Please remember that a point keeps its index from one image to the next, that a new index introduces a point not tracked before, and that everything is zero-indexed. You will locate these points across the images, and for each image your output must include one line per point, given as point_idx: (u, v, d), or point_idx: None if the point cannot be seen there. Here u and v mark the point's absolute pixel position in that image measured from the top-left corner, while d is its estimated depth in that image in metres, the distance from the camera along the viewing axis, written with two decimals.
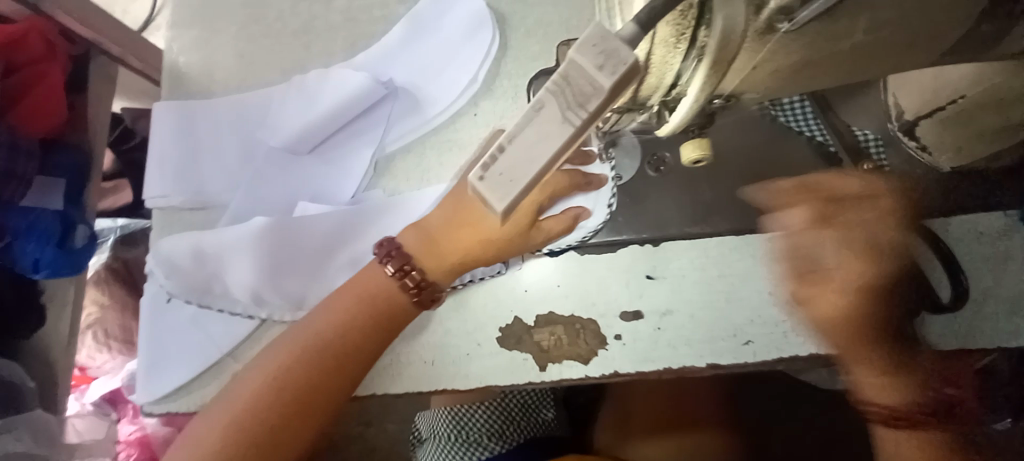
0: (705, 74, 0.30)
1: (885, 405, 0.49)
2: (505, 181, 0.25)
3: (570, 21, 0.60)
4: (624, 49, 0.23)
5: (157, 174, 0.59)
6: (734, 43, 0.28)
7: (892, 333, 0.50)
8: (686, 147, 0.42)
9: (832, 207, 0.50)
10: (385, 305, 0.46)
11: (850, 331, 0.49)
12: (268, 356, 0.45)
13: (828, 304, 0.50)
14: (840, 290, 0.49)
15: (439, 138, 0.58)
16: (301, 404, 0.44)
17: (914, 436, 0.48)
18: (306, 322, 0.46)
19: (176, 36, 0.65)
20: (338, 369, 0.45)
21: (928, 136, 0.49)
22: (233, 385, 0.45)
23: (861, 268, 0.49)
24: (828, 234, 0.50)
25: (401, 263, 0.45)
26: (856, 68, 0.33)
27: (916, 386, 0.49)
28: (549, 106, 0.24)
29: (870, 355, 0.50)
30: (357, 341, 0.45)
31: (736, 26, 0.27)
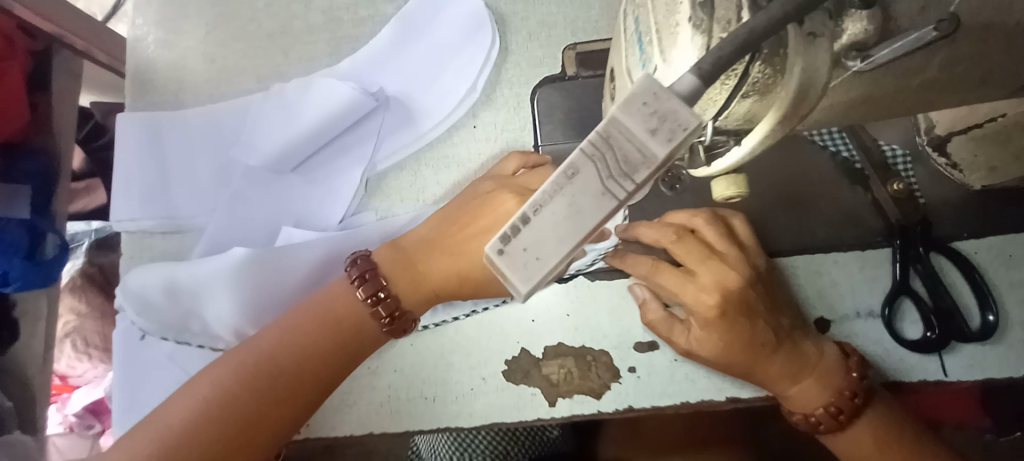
0: (775, 113, 0.27)
1: (811, 412, 0.43)
2: (528, 259, 0.22)
3: (579, 22, 0.55)
4: (684, 111, 0.20)
5: (125, 195, 0.54)
6: (813, 95, 0.26)
7: (782, 343, 0.43)
8: (720, 182, 0.38)
9: (697, 223, 0.45)
10: (351, 327, 0.42)
11: (736, 341, 0.41)
12: (207, 379, 0.40)
13: (700, 306, 0.41)
14: (707, 288, 0.41)
15: (436, 153, 0.53)
16: (243, 436, 0.39)
17: (857, 431, 0.43)
18: (255, 342, 0.42)
19: (142, 35, 0.59)
20: (291, 397, 0.40)
21: (960, 152, 0.47)
22: (160, 411, 0.40)
23: (722, 270, 0.42)
24: (679, 248, 0.43)
25: (373, 290, 0.41)
26: (910, 96, 0.30)
27: (830, 394, 0.43)
28: (586, 172, 0.21)
29: (766, 368, 0.43)
30: (315, 367, 0.41)
31: (817, 72, 0.25)
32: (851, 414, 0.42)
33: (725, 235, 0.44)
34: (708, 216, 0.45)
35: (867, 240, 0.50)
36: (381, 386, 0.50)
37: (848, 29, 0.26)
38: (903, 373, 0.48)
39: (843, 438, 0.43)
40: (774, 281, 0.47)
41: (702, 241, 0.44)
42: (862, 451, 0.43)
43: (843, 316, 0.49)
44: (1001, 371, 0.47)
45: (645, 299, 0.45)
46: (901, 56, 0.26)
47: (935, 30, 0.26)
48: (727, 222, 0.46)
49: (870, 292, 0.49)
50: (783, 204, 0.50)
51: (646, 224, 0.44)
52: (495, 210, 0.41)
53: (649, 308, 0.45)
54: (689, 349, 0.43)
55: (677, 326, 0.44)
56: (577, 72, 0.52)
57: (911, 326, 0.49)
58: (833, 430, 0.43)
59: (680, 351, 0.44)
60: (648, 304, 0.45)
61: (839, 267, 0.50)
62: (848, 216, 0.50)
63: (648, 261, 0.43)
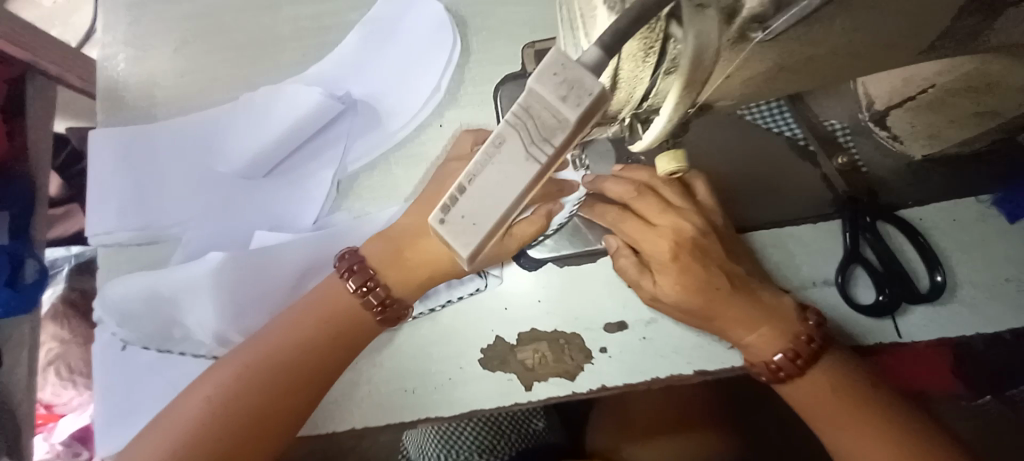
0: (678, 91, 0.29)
1: (771, 360, 0.44)
2: (467, 225, 0.23)
3: (537, 22, 0.58)
4: (588, 78, 0.22)
5: (99, 210, 0.55)
6: (708, 62, 0.27)
7: (739, 287, 0.45)
8: (663, 158, 0.41)
9: (656, 183, 0.49)
10: (346, 319, 0.44)
11: (696, 282, 0.44)
12: (216, 376, 0.42)
13: (658, 252, 0.46)
14: (663, 234, 0.46)
15: (404, 152, 0.55)
16: (252, 429, 0.41)
17: (812, 375, 0.44)
18: (259, 339, 0.43)
19: (112, 55, 0.61)
20: (293, 389, 0.42)
21: (899, 124, 0.50)
22: (173, 410, 0.42)
23: (677, 219, 0.47)
24: (638, 204, 0.47)
25: (363, 280, 0.43)
26: (825, 66, 0.32)
27: (789, 339, 0.44)
28: (511, 140, 0.23)
29: (725, 313, 0.45)
30: (318, 358, 0.43)
31: (710, 42, 0.26)
32: (808, 359, 0.44)
33: (682, 192, 0.49)
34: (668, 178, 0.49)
35: (819, 212, 0.52)
36: (363, 381, 0.51)
37: (746, 3, 0.26)
38: (861, 335, 0.50)
39: (799, 389, 0.45)
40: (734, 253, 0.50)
41: (660, 196, 0.48)
42: (821, 398, 0.44)
43: (802, 285, 0.51)
44: (951, 328, 0.50)
45: (618, 247, 0.47)
46: (797, 24, 0.27)
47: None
48: (687, 182, 0.50)
49: (825, 261, 0.52)
50: (738, 182, 0.52)
51: (611, 180, 0.48)
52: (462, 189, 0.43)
53: (621, 256, 0.47)
54: (654, 294, 0.46)
55: (645, 273, 0.46)
56: (536, 68, 0.53)
57: (864, 290, 0.51)
58: (793, 376, 0.44)
59: (647, 297, 0.47)
60: (619, 253, 0.47)
61: (794, 241, 0.52)
62: (800, 190, 0.52)
63: (614, 210, 0.48)
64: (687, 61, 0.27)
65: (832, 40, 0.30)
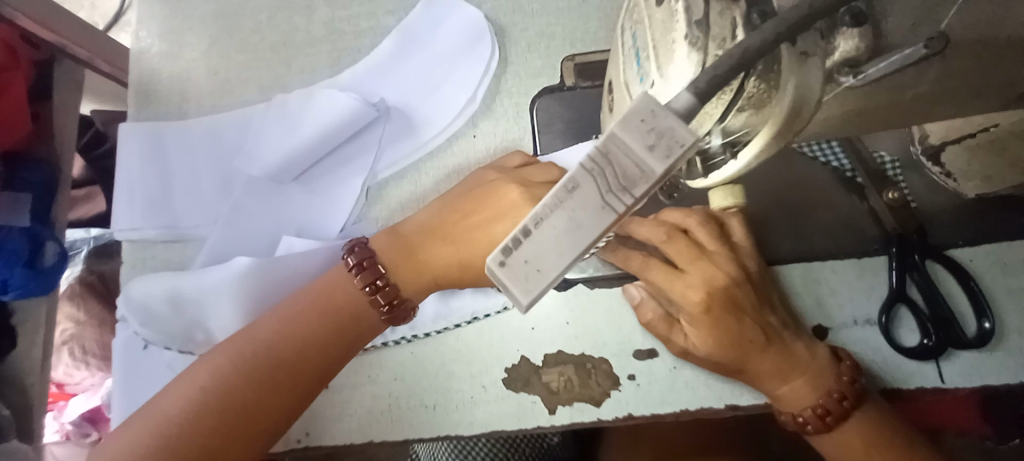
0: (770, 130, 0.28)
1: (800, 412, 0.43)
2: (531, 271, 0.22)
3: (578, 34, 0.56)
4: (680, 128, 0.21)
5: (126, 204, 0.54)
6: (807, 112, 0.27)
7: (771, 341, 0.43)
8: (718, 195, 0.45)
9: (689, 224, 0.45)
10: (349, 318, 0.42)
11: (729, 336, 0.41)
12: (204, 369, 0.40)
13: (686, 302, 0.42)
14: (694, 285, 0.41)
15: (435, 162, 0.54)
16: (241, 427, 0.39)
17: (845, 430, 0.42)
18: (252, 331, 0.42)
19: (146, 45, 0.60)
20: (290, 387, 0.41)
21: (954, 162, 0.47)
22: (156, 402, 0.40)
23: (709, 268, 0.42)
24: (670, 248, 0.43)
25: (372, 278, 0.42)
26: (900, 108, 0.31)
27: (820, 395, 0.42)
28: (587, 186, 0.22)
29: (758, 365, 0.43)
30: (316, 356, 0.41)
31: (809, 92, 0.26)
32: (839, 416, 0.42)
33: (716, 234, 0.44)
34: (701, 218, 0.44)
35: (863, 248, 0.50)
36: (384, 394, 0.50)
37: (840, 46, 0.26)
38: (901, 379, 0.48)
39: (831, 441, 0.43)
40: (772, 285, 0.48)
41: (692, 239, 0.44)
42: (850, 453, 0.42)
43: (842, 324, 0.49)
44: (998, 377, 0.48)
45: (642, 300, 0.45)
46: (895, 72, 0.27)
47: (925, 47, 0.27)
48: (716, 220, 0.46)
49: (867, 300, 0.50)
50: (781, 213, 0.50)
51: (638, 222, 0.43)
52: (498, 202, 0.42)
53: (646, 309, 0.45)
54: (685, 349, 0.44)
55: (675, 327, 0.44)
56: (576, 82, 0.53)
57: (908, 333, 0.49)
58: (821, 431, 0.43)
59: (676, 351, 0.45)
60: (645, 305, 0.45)
61: (837, 276, 0.50)
62: (844, 224, 0.50)
63: (640, 256, 0.43)
64: (787, 105, 0.26)
65: (918, 80, 0.28)
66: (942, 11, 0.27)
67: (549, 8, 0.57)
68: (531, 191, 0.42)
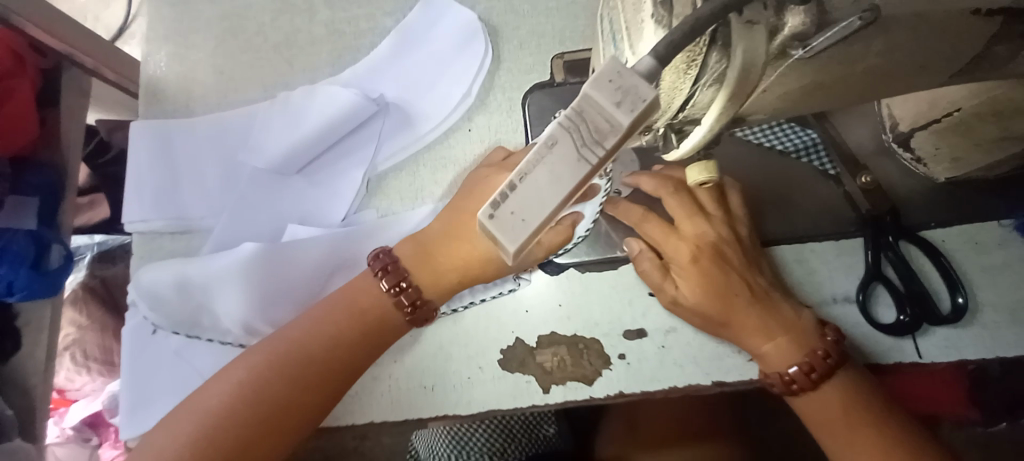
0: (723, 98, 0.30)
1: (785, 371, 0.44)
2: (516, 220, 0.25)
3: (566, 33, 0.59)
4: (643, 87, 0.24)
5: (136, 198, 0.57)
6: (755, 74, 0.29)
7: (758, 298, 0.46)
8: (692, 168, 0.42)
9: (663, 193, 0.48)
10: (375, 319, 0.44)
11: (714, 285, 0.45)
12: (240, 367, 0.42)
13: (679, 255, 0.47)
14: (686, 238, 0.47)
15: (431, 155, 0.57)
16: (275, 422, 0.41)
17: (825, 390, 0.44)
18: (285, 332, 0.44)
19: (154, 50, 0.63)
20: (320, 385, 0.43)
21: (923, 146, 0.50)
22: (195, 398, 0.42)
23: (702, 225, 0.48)
24: (672, 201, 0.48)
25: (396, 280, 0.43)
26: (856, 84, 0.34)
27: (805, 353, 0.44)
28: (563, 141, 0.24)
29: (743, 319, 0.45)
30: (345, 356, 0.43)
31: (756, 57, 0.28)
32: (823, 374, 0.44)
33: (716, 196, 0.49)
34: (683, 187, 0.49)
35: (839, 230, 0.53)
36: (384, 377, 0.52)
37: (789, 22, 0.28)
38: (880, 354, 0.50)
39: (809, 399, 0.45)
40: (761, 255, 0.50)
41: (693, 198, 0.49)
42: (829, 415, 0.44)
43: (822, 301, 0.52)
44: (972, 350, 0.50)
45: (641, 251, 0.48)
46: (832, 46, 0.29)
47: (861, 19, 0.28)
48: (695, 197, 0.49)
49: (846, 279, 0.52)
50: (759, 197, 0.53)
51: (647, 175, 0.49)
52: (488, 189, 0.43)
53: (644, 259, 0.47)
54: (675, 299, 0.47)
55: (667, 277, 0.47)
56: (565, 78, 0.56)
57: (885, 310, 0.51)
58: (805, 389, 0.44)
59: (667, 301, 0.47)
60: (643, 256, 0.48)
61: (816, 256, 0.53)
62: (821, 206, 0.53)
63: (639, 210, 0.49)
64: (734, 73, 0.29)
65: (868, 56, 0.31)
66: None
67: (538, 9, 0.60)
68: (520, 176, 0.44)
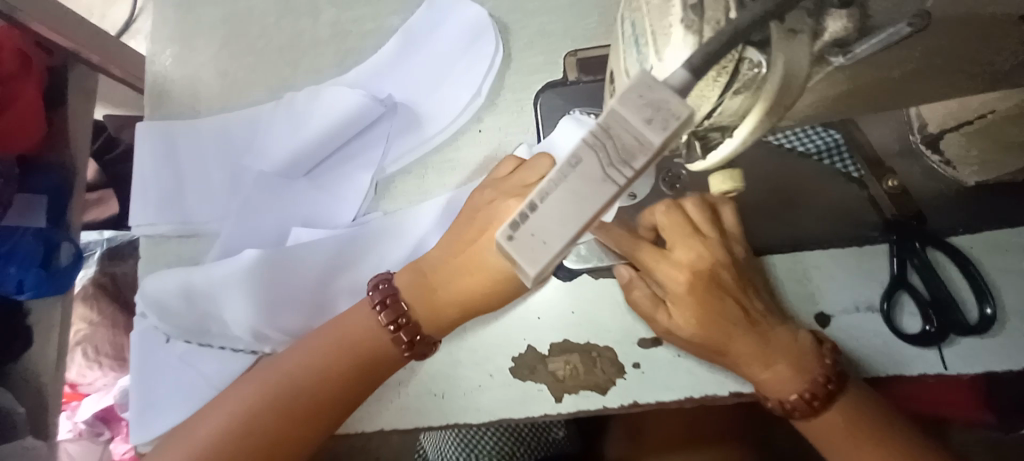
0: (760, 109, 0.28)
1: (785, 398, 0.43)
2: (535, 243, 0.24)
3: (579, 31, 0.58)
4: (675, 103, 0.23)
5: (142, 201, 0.56)
6: (796, 87, 0.27)
7: (755, 325, 0.44)
8: (716, 177, 0.43)
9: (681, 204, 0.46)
10: (369, 352, 0.43)
11: (710, 317, 0.43)
12: (232, 397, 0.42)
13: (670, 280, 0.44)
14: (678, 264, 0.43)
15: (440, 157, 0.55)
16: (265, 454, 0.41)
17: (831, 415, 0.43)
18: (278, 363, 0.43)
19: (160, 49, 0.62)
20: (311, 418, 0.42)
21: (953, 149, 0.47)
22: (189, 426, 0.42)
23: (697, 247, 0.44)
24: (669, 229, 0.45)
25: (394, 316, 0.43)
26: (892, 89, 0.32)
27: (805, 380, 0.43)
28: (589, 160, 0.23)
29: (739, 347, 0.43)
30: (337, 388, 0.43)
31: (798, 67, 0.27)
32: (824, 400, 0.43)
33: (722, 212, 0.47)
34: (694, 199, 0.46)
35: (862, 236, 0.51)
36: (393, 385, 0.51)
37: (830, 27, 0.27)
38: (904, 365, 0.48)
39: (816, 423, 0.44)
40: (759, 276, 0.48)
41: (687, 217, 0.45)
42: (835, 438, 0.43)
43: (844, 310, 0.50)
44: (1000, 361, 0.48)
45: (630, 279, 0.46)
46: (881, 50, 0.28)
47: (908, 25, 0.28)
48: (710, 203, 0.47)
49: (869, 287, 0.50)
50: (780, 202, 0.51)
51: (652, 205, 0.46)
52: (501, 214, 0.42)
53: (634, 287, 0.46)
54: (668, 329, 0.45)
55: (660, 306, 0.45)
56: (578, 76, 0.54)
57: (910, 319, 0.49)
58: (807, 415, 0.44)
59: (660, 331, 0.46)
60: (633, 284, 0.46)
61: (838, 263, 0.51)
62: (843, 210, 0.51)
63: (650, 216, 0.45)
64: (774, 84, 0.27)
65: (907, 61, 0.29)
66: None
67: (550, 6, 0.59)
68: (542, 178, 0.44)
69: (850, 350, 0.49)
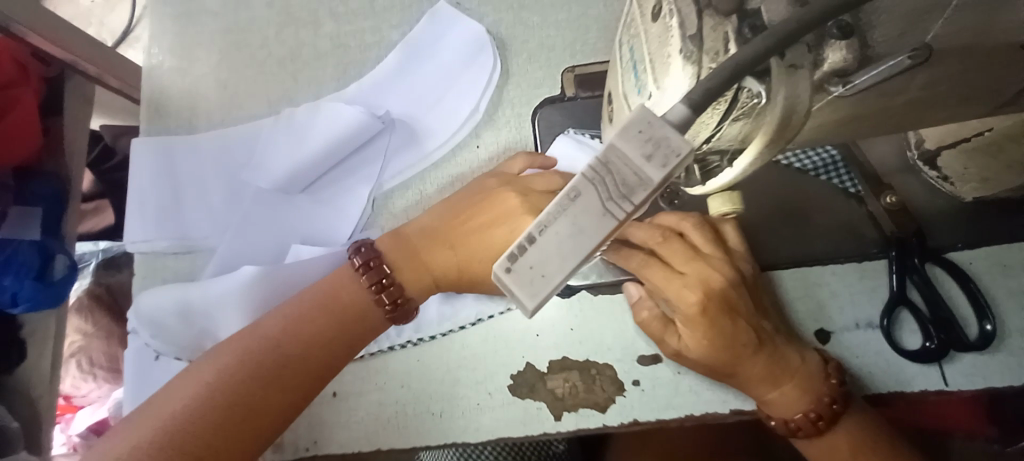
0: (763, 137, 0.29)
1: (791, 417, 0.44)
2: (535, 276, 0.24)
3: (577, 45, 0.58)
4: (676, 139, 0.23)
5: (138, 217, 0.56)
6: (796, 120, 0.28)
7: (764, 345, 0.43)
8: (716, 200, 0.44)
9: (685, 226, 0.45)
10: (352, 314, 0.44)
11: (720, 338, 0.42)
12: (209, 364, 0.41)
13: (682, 302, 0.42)
14: (690, 285, 0.42)
15: (439, 172, 0.55)
16: (243, 422, 0.40)
17: (835, 435, 0.43)
18: (258, 330, 0.43)
19: (157, 62, 0.62)
20: (293, 384, 0.42)
21: (951, 166, 0.48)
22: (160, 399, 0.40)
23: (705, 269, 0.43)
24: (664, 251, 0.44)
25: (378, 277, 0.44)
26: (889, 111, 0.32)
27: (811, 400, 0.43)
28: (588, 194, 0.23)
29: (749, 369, 0.43)
30: (320, 351, 0.43)
31: (800, 98, 0.27)
32: (829, 420, 0.43)
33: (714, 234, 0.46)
34: (696, 220, 0.45)
35: (862, 251, 0.51)
36: (390, 404, 0.50)
37: (829, 58, 0.27)
38: (906, 383, 0.48)
39: (820, 444, 0.44)
40: (761, 286, 0.48)
41: (689, 242, 0.45)
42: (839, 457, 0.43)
43: (844, 327, 0.50)
44: (1003, 378, 0.48)
45: (640, 298, 0.46)
46: (884, 80, 0.29)
47: (909, 57, 0.28)
48: (714, 225, 0.47)
49: (869, 304, 0.50)
50: (778, 218, 0.51)
51: (635, 225, 0.44)
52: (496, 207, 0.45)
53: (642, 307, 0.46)
54: (678, 350, 0.44)
55: (669, 328, 0.45)
56: (576, 93, 0.54)
57: (910, 336, 0.49)
58: (811, 435, 0.44)
59: (670, 352, 0.45)
60: (642, 304, 0.46)
61: (838, 279, 0.51)
62: (842, 226, 0.51)
63: (659, 235, 0.44)
64: (777, 114, 0.27)
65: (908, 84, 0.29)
66: (928, 22, 0.28)
67: (549, 20, 0.59)
68: (530, 200, 0.44)
69: (851, 368, 0.49)
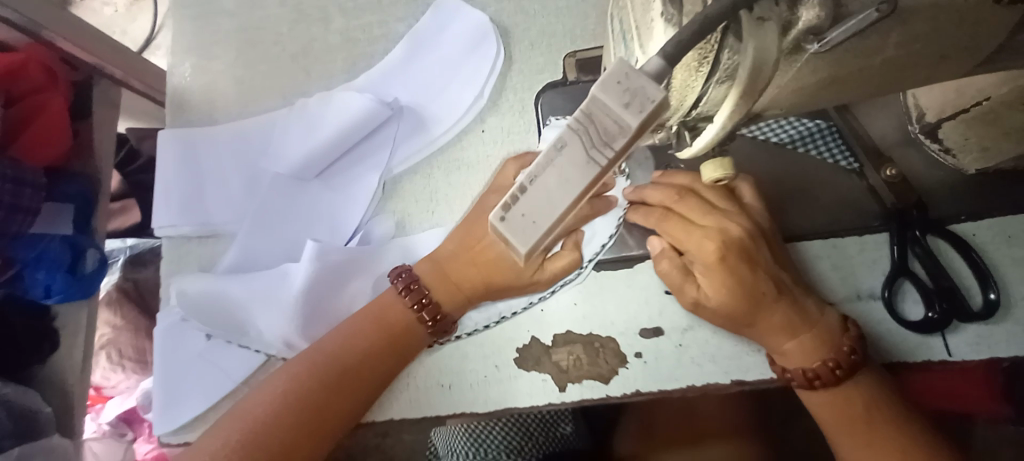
0: (735, 97, 0.30)
1: (812, 367, 0.44)
2: (525, 221, 0.26)
3: (576, 32, 0.60)
4: (651, 88, 0.25)
5: (164, 205, 0.59)
6: (765, 75, 0.29)
7: (783, 294, 0.45)
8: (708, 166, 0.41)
9: (698, 186, 0.49)
10: (399, 329, 0.47)
11: (741, 287, 0.44)
12: (281, 376, 0.45)
13: (703, 252, 0.45)
14: (710, 234, 0.45)
15: (446, 157, 0.57)
16: (314, 426, 0.44)
17: (850, 387, 0.44)
18: (321, 344, 0.46)
19: (177, 61, 0.65)
20: (354, 391, 0.46)
21: (952, 137, 0.48)
22: (240, 406, 0.44)
23: (722, 221, 0.46)
24: (681, 207, 0.47)
25: (417, 298, 0.47)
26: (873, 75, 0.33)
27: (829, 350, 0.44)
28: (572, 144, 0.26)
29: (768, 318, 0.44)
30: (376, 362, 0.46)
31: (767, 50, 0.28)
32: (848, 370, 0.44)
33: (725, 194, 0.49)
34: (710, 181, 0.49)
35: (863, 224, 0.51)
36: (402, 377, 0.52)
37: (803, 16, 0.29)
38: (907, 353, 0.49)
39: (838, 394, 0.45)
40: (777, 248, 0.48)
41: (703, 198, 0.48)
42: (852, 411, 0.44)
43: (846, 298, 0.50)
44: (1007, 348, 0.48)
45: (662, 250, 0.47)
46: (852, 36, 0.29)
47: (877, 11, 0.28)
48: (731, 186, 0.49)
49: (870, 275, 0.51)
50: (776, 192, 0.52)
51: (651, 186, 0.48)
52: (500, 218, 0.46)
53: (663, 257, 0.46)
54: (697, 300, 0.45)
55: (688, 277, 0.45)
56: (578, 76, 0.55)
57: (912, 306, 0.50)
58: (829, 386, 0.44)
59: (687, 303, 0.46)
60: (663, 255, 0.47)
61: (838, 252, 0.51)
62: (841, 200, 0.52)
63: (672, 193, 0.47)
64: (745, 73, 0.29)
65: (887, 45, 0.31)
66: None
67: (549, 9, 0.60)
68: None
69: None
